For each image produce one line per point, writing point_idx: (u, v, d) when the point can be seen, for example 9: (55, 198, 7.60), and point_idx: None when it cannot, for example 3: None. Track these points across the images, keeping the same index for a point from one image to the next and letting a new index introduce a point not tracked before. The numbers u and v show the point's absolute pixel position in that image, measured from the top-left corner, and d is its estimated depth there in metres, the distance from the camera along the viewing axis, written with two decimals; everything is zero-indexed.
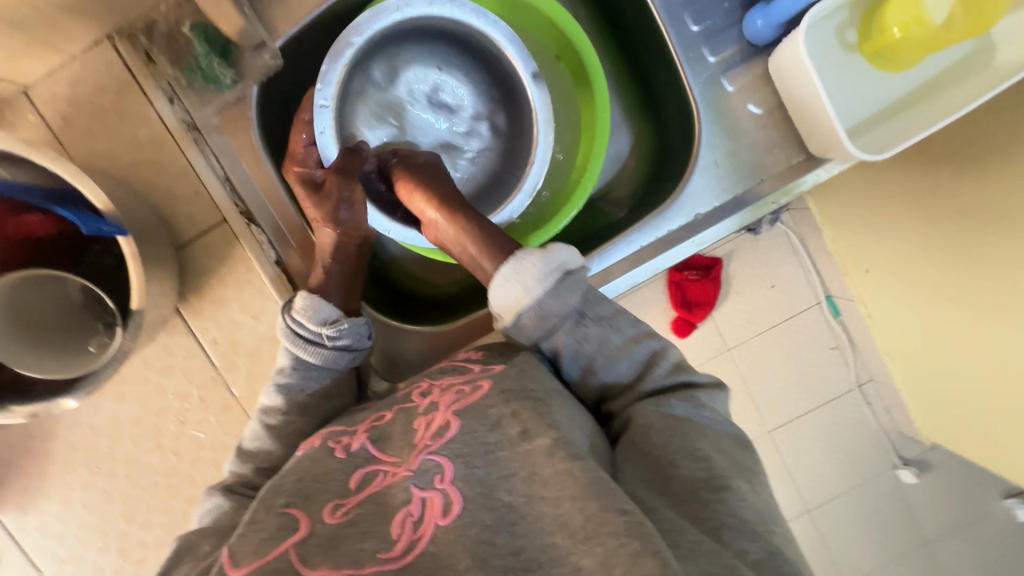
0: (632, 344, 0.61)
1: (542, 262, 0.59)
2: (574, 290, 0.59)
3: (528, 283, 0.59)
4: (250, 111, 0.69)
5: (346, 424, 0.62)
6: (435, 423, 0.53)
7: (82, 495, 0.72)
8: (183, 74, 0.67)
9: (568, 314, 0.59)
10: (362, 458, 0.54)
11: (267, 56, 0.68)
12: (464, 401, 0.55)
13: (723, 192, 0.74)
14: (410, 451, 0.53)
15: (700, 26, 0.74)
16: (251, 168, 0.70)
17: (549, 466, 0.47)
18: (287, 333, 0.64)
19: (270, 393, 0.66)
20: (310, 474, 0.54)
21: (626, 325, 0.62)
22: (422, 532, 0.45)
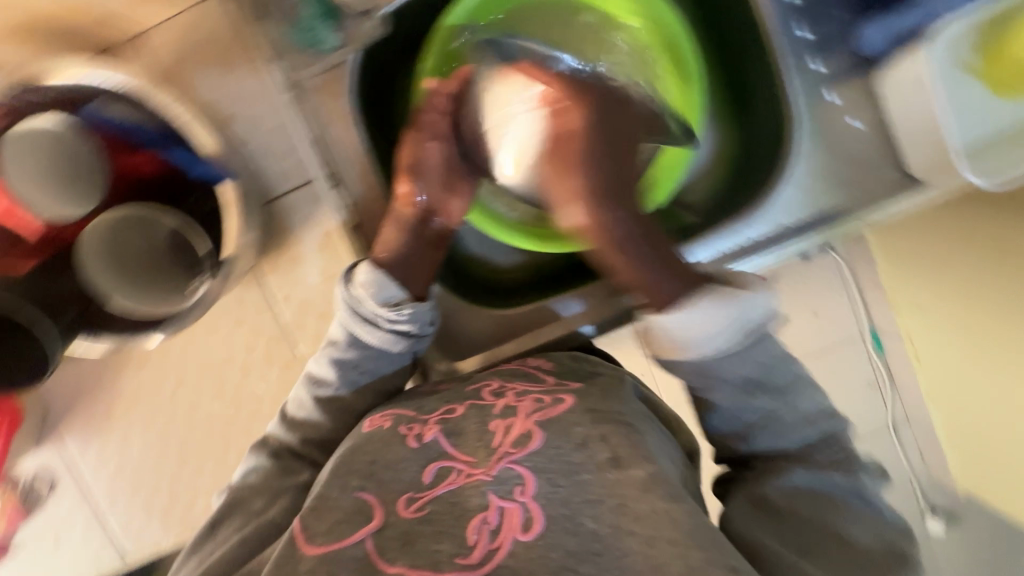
0: (804, 417, 0.58)
1: (721, 312, 0.55)
2: (750, 356, 0.57)
3: (703, 330, 0.55)
4: (344, 77, 0.67)
5: (414, 411, 0.65)
6: (515, 432, 0.59)
7: (141, 434, 0.74)
8: (284, 32, 0.65)
9: (737, 377, 0.57)
10: (434, 452, 0.58)
11: (370, 24, 0.66)
12: (549, 411, 0.61)
13: (812, 206, 0.69)
14: (488, 455, 0.57)
15: (811, 32, 0.66)
16: (342, 134, 0.67)
17: (643, 502, 0.51)
18: (348, 305, 0.65)
19: (323, 363, 0.67)
20: (382, 459, 0.59)
21: (802, 398, 0.59)
22: (500, 543, 0.50)
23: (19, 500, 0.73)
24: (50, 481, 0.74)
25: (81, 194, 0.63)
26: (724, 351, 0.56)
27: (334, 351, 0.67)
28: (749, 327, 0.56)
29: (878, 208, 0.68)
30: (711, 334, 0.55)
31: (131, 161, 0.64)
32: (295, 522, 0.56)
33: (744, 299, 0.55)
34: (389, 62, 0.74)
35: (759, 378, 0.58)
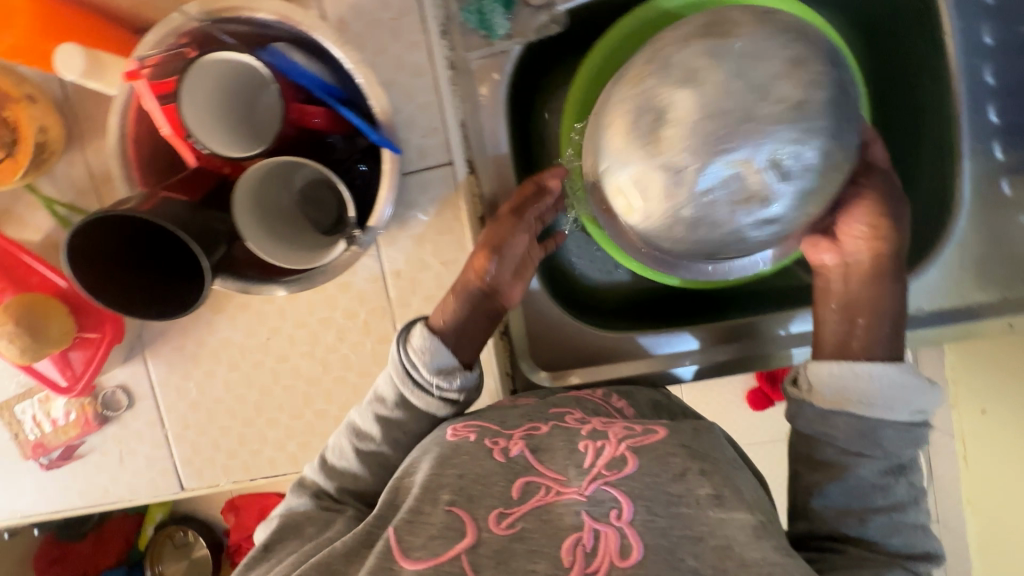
0: (915, 524, 0.60)
1: (907, 381, 0.60)
2: (909, 439, 0.60)
3: (889, 390, 0.60)
4: (505, 66, 0.69)
5: (500, 426, 0.66)
6: (606, 453, 0.57)
7: (227, 373, 0.74)
8: (461, 13, 0.67)
9: (887, 459, 0.60)
10: (522, 466, 0.59)
11: (545, 18, 0.67)
12: (640, 439, 0.59)
13: (956, 297, 0.67)
14: (579, 474, 0.56)
15: (1003, 120, 0.64)
16: (489, 122, 0.71)
17: (754, 551, 0.50)
18: (400, 368, 0.66)
19: (366, 418, 0.67)
20: (472, 473, 0.59)
21: (920, 509, 0.61)
22: (595, 567, 0.49)
23: (98, 408, 0.76)
24: (130, 397, 0.76)
25: (245, 142, 0.59)
26: (901, 420, 0.60)
27: (380, 408, 0.67)
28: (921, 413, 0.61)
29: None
30: (899, 396, 0.60)
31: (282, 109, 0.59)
32: (387, 528, 0.56)
33: (928, 382, 0.61)
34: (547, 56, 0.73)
35: (897, 469, 0.61)
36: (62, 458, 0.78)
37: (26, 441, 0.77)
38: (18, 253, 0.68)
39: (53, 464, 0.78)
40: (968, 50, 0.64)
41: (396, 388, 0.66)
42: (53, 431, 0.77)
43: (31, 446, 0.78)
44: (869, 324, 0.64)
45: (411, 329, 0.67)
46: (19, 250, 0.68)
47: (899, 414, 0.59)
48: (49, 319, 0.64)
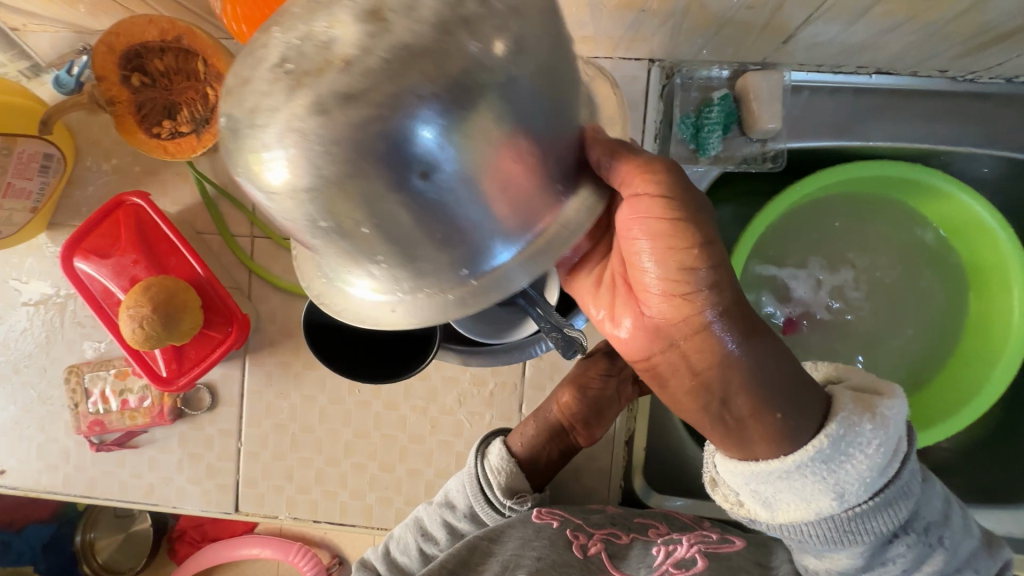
0: (959, 557, 0.44)
1: (843, 450, 0.40)
2: (901, 492, 0.42)
3: (831, 479, 0.41)
4: (703, 181, 0.68)
5: (583, 519, 0.62)
6: (679, 553, 0.54)
7: (327, 403, 0.70)
8: (677, 123, 0.67)
9: (884, 530, 0.42)
10: (599, 567, 0.56)
11: (761, 152, 0.66)
12: (715, 546, 0.54)
13: None
14: (648, 572, 0.54)
15: None
16: None
17: None
18: (474, 479, 0.62)
19: (435, 521, 0.63)
20: (551, 557, 0.56)
21: (956, 531, 0.45)
22: None
23: (177, 402, 0.70)
24: (214, 399, 0.70)
25: None
26: (872, 493, 0.41)
27: (449, 514, 0.63)
28: (892, 452, 0.42)
29: None
30: (844, 479, 0.41)
31: None
32: None
33: (861, 418, 0.41)
34: (733, 181, 0.74)
35: (898, 527, 0.43)
36: (115, 444, 0.71)
37: (83, 416, 0.70)
38: (162, 227, 0.64)
39: (103, 447, 0.71)
40: None
41: (467, 497, 0.62)
42: (118, 413, 0.70)
43: (87, 422, 0.70)
44: (760, 418, 0.41)
45: (491, 442, 0.65)
46: (162, 223, 0.64)
47: (848, 491, 0.41)
48: (185, 312, 0.59)
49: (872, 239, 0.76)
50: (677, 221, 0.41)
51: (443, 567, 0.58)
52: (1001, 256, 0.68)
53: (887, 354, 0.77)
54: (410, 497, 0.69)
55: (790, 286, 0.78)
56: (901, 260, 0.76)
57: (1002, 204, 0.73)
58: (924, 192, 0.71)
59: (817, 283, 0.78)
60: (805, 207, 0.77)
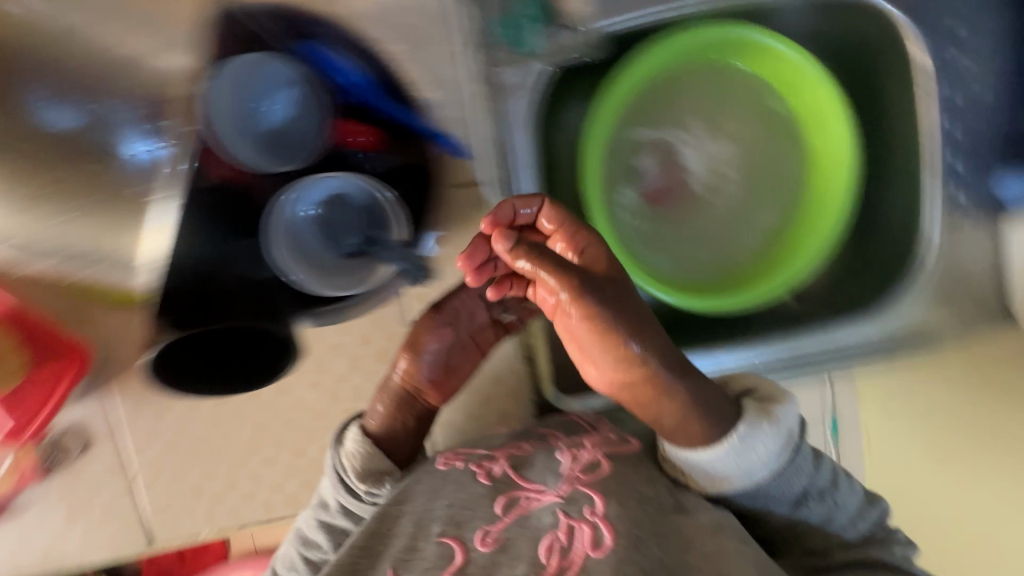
0: (851, 509, 0.58)
1: (748, 444, 0.54)
2: (797, 471, 0.56)
3: (743, 462, 0.54)
4: (536, 86, 0.65)
5: (485, 448, 0.64)
6: (582, 458, 0.58)
7: (213, 407, 0.65)
8: (491, 26, 0.64)
9: (791, 494, 0.56)
10: (506, 482, 0.58)
11: (577, 41, 0.65)
12: (614, 445, 0.60)
13: (913, 322, 0.76)
14: (556, 479, 0.56)
15: (961, 168, 0.73)
16: (523, 139, 0.65)
17: (712, 542, 0.51)
18: (333, 471, 0.62)
19: (312, 524, 0.62)
20: (461, 499, 0.57)
21: (847, 494, 0.59)
22: (572, 561, 0.49)
23: (43, 454, 0.63)
24: (85, 440, 0.64)
25: (278, 145, 0.61)
26: (773, 470, 0.55)
27: (323, 513, 0.62)
28: (787, 442, 0.56)
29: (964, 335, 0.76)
30: (752, 462, 0.54)
31: (348, 127, 0.61)
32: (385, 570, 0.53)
33: (760, 422, 0.54)
34: (571, 77, 0.69)
35: (804, 495, 0.57)
36: None
37: None
38: None
39: None
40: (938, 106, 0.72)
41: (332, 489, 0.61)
42: None
43: None
44: (688, 426, 0.55)
45: (345, 432, 0.63)
46: None
47: (758, 471, 0.55)
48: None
49: (726, 110, 0.81)
50: (605, 307, 0.50)
51: (356, 544, 0.56)
52: (820, 87, 0.74)
53: (756, 212, 0.82)
54: None
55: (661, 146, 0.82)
56: (756, 128, 0.81)
57: (829, 62, 0.77)
58: (755, 49, 0.75)
59: (698, 149, 0.82)
60: (659, 90, 0.79)
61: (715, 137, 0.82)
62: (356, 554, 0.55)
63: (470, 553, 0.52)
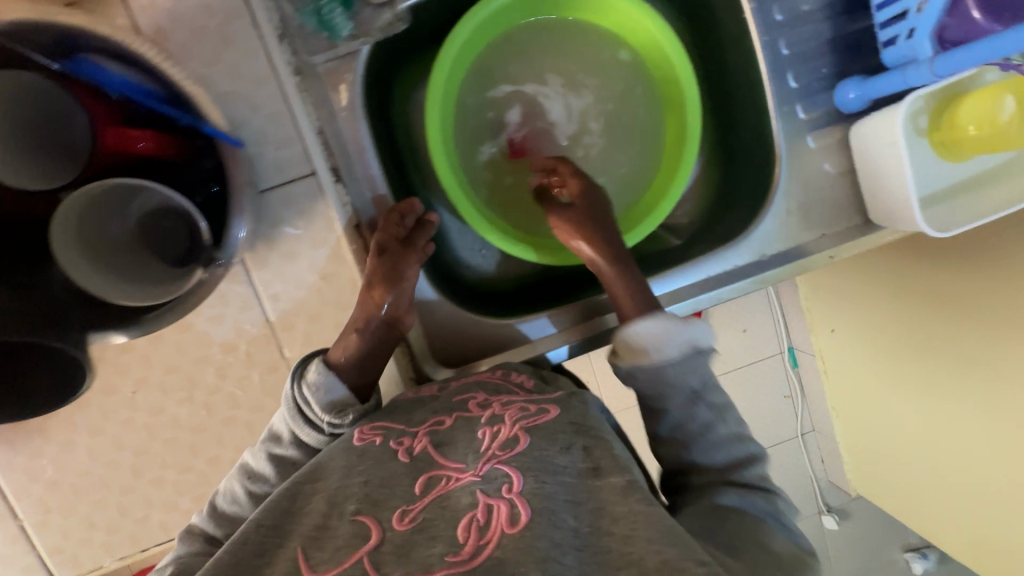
0: (730, 435, 0.60)
1: (666, 325, 0.61)
2: (694, 368, 0.60)
3: (661, 340, 0.60)
4: (356, 66, 0.67)
5: (405, 425, 0.62)
6: (501, 436, 0.56)
7: (88, 440, 0.65)
8: (297, 14, 0.63)
9: (684, 388, 0.60)
10: (426, 462, 0.56)
11: (389, 16, 0.65)
12: (532, 419, 0.59)
13: (784, 241, 0.77)
14: (475, 458, 0.54)
15: (798, 82, 0.74)
16: (347, 124, 0.67)
17: (623, 504, 0.50)
18: (290, 404, 0.62)
19: (257, 455, 0.63)
20: (379, 477, 0.54)
21: (731, 421, 0.61)
22: (489, 537, 0.46)
23: None
24: None
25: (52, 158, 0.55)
26: (681, 356, 0.60)
27: (274, 446, 0.63)
28: (694, 348, 0.60)
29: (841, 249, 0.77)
30: (665, 342, 0.60)
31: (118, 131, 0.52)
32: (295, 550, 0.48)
33: (677, 316, 0.61)
34: (388, 51, 0.71)
35: (692, 398, 0.60)
36: None
37: None
38: None
39: None
40: (764, 25, 0.72)
41: (287, 423, 0.63)
42: None
43: None
44: (617, 293, 0.65)
45: (307, 364, 0.64)
46: None
47: (669, 352, 0.59)
48: None
49: (579, 64, 0.81)
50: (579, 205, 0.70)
51: (264, 522, 0.53)
52: (646, 25, 0.74)
53: (622, 160, 0.83)
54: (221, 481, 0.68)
55: (516, 107, 0.81)
56: (615, 80, 0.81)
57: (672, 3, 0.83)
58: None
59: (553, 105, 0.82)
60: (503, 51, 0.79)
61: (575, 92, 0.82)
62: (266, 534, 0.52)
63: (385, 532, 0.48)
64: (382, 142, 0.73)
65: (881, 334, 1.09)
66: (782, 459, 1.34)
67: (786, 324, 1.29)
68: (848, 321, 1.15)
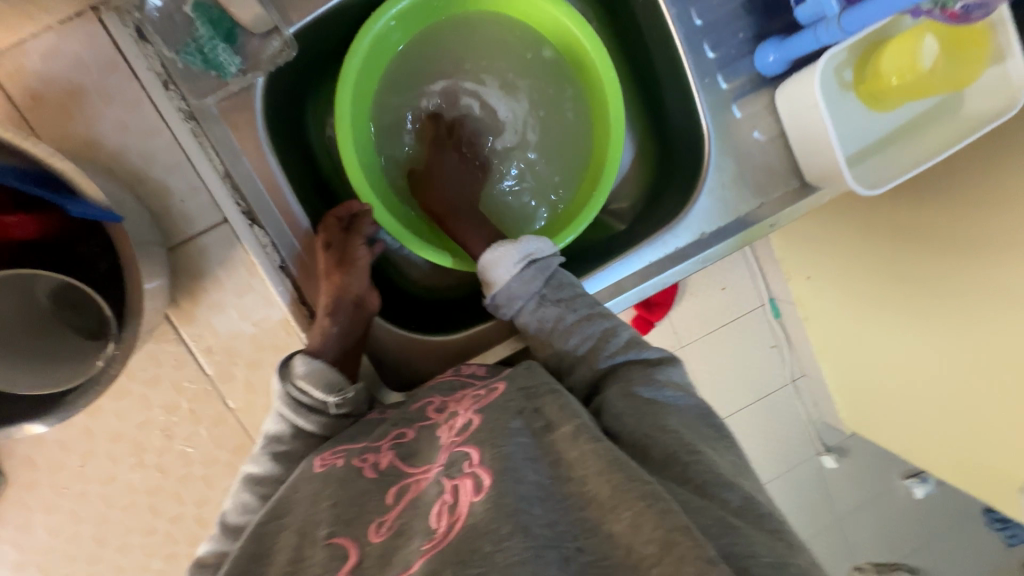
0: (588, 323, 0.63)
1: (496, 252, 0.68)
2: (532, 277, 0.66)
3: (494, 266, 0.68)
4: (254, 102, 0.63)
5: (365, 441, 0.57)
6: (457, 424, 0.52)
7: (45, 519, 0.65)
8: (180, 56, 0.61)
9: (530, 295, 0.66)
10: (396, 475, 0.50)
11: (276, 43, 0.62)
12: (483, 399, 0.54)
13: (726, 214, 0.75)
14: (438, 453, 0.50)
15: (715, 52, 0.72)
16: (255, 163, 0.64)
17: (574, 449, 0.47)
18: (286, 400, 0.60)
19: (261, 460, 0.59)
20: (346, 496, 0.49)
21: (582, 305, 0.65)
22: (459, 513, 0.42)
23: None
24: None
25: None
26: (513, 272, 0.67)
27: (276, 447, 0.60)
28: (529, 260, 0.67)
29: (785, 213, 0.75)
30: (496, 266, 0.67)
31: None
32: None
33: (504, 242, 0.69)
34: (285, 79, 0.68)
35: (540, 300, 0.66)
36: None
37: None
38: None
39: None
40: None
41: (288, 417, 0.60)
42: None
43: None
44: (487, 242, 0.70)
45: (291, 361, 0.62)
46: None
47: (505, 274, 0.67)
48: None
49: (495, 67, 0.79)
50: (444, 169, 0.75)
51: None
52: (552, 12, 0.71)
53: (554, 157, 0.80)
54: (190, 537, 0.68)
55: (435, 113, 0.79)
56: (539, 81, 0.79)
57: None
58: None
59: (474, 107, 0.79)
60: (412, 58, 0.76)
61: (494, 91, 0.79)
62: None
63: (364, 548, 0.44)
64: (298, 175, 0.71)
65: (861, 275, 1.06)
66: (775, 410, 1.32)
67: (765, 276, 1.25)
68: (823, 266, 1.13)
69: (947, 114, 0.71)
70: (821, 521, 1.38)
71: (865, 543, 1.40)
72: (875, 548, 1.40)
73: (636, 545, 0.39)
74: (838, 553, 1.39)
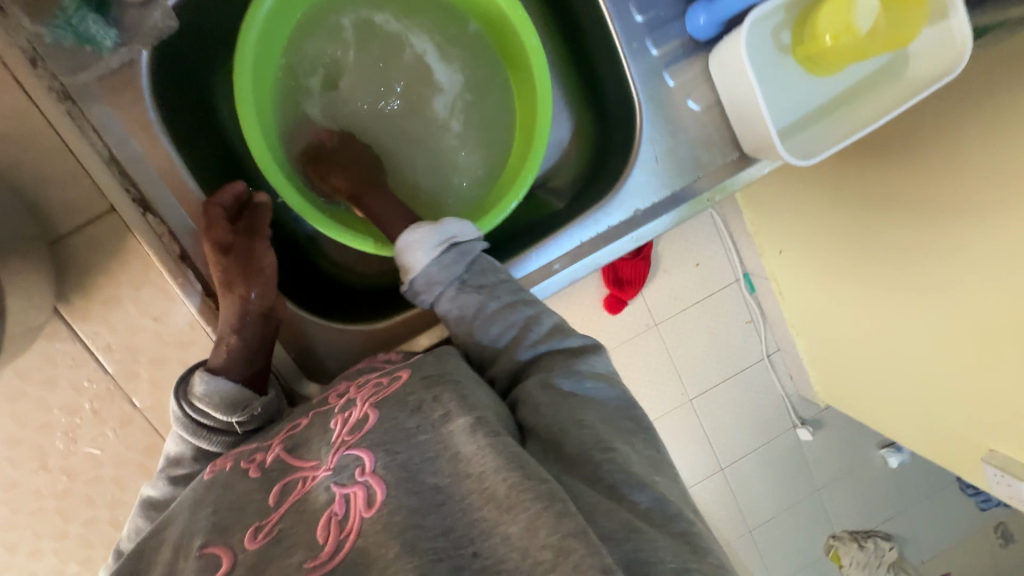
0: (509, 310, 0.60)
1: (415, 235, 0.64)
2: (452, 261, 0.62)
3: (412, 249, 0.63)
4: (139, 77, 0.60)
5: (259, 441, 0.54)
6: (351, 418, 0.48)
7: None
8: (47, 31, 0.55)
9: (450, 281, 0.61)
10: (279, 470, 0.48)
11: (158, 14, 0.58)
12: (383, 392, 0.50)
13: (662, 188, 0.71)
14: (327, 450, 0.46)
15: (643, 15, 0.68)
16: (146, 146, 0.60)
17: (471, 446, 0.43)
18: (185, 422, 0.57)
19: (158, 484, 0.57)
20: (226, 502, 0.46)
21: (504, 292, 0.61)
22: (350, 526, 0.40)
23: None
24: None
25: None
26: (433, 256, 0.62)
27: (175, 470, 0.57)
28: (450, 244, 0.63)
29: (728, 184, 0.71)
30: (415, 248, 0.62)
31: None
32: None
33: (424, 224, 0.64)
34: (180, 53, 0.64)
35: (460, 287, 0.61)
36: None
37: None
38: None
39: None
40: None
41: (189, 440, 0.57)
42: None
43: None
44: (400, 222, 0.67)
45: (189, 378, 0.59)
46: None
47: (424, 257, 0.62)
48: None
49: (415, 38, 0.74)
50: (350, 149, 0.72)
51: None
52: None
53: (485, 132, 0.75)
54: (107, 540, 0.65)
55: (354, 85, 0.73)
56: (463, 50, 0.74)
57: None
58: None
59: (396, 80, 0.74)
60: (324, 29, 0.71)
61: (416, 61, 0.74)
62: None
63: (238, 555, 0.41)
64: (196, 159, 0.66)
65: (826, 244, 1.01)
66: (751, 386, 1.28)
67: (739, 251, 1.22)
68: (788, 238, 1.09)
69: (892, 76, 0.67)
70: (796, 494, 1.36)
71: (841, 514, 1.39)
72: (851, 518, 1.39)
73: (532, 549, 0.36)
74: (815, 525, 1.38)
